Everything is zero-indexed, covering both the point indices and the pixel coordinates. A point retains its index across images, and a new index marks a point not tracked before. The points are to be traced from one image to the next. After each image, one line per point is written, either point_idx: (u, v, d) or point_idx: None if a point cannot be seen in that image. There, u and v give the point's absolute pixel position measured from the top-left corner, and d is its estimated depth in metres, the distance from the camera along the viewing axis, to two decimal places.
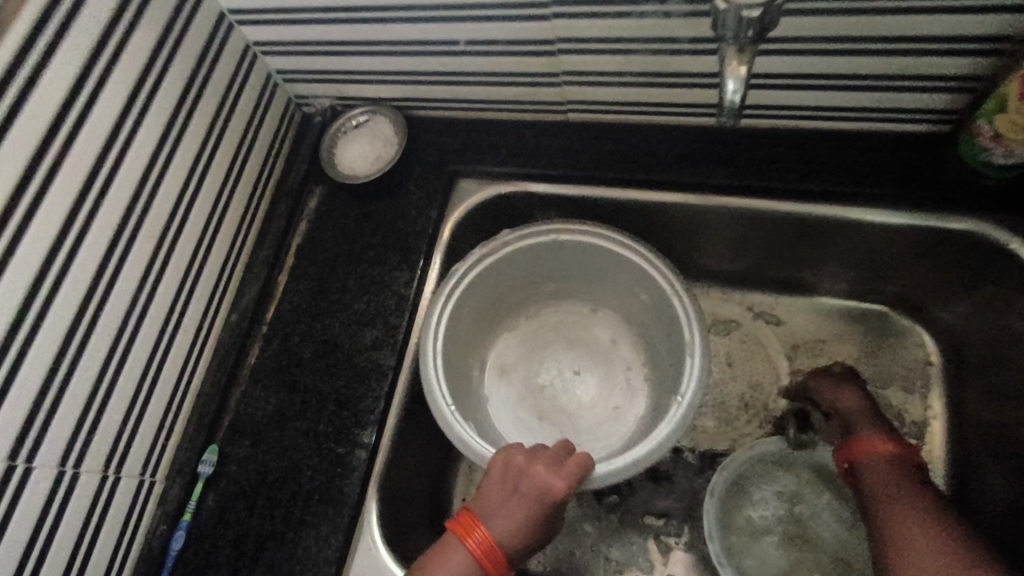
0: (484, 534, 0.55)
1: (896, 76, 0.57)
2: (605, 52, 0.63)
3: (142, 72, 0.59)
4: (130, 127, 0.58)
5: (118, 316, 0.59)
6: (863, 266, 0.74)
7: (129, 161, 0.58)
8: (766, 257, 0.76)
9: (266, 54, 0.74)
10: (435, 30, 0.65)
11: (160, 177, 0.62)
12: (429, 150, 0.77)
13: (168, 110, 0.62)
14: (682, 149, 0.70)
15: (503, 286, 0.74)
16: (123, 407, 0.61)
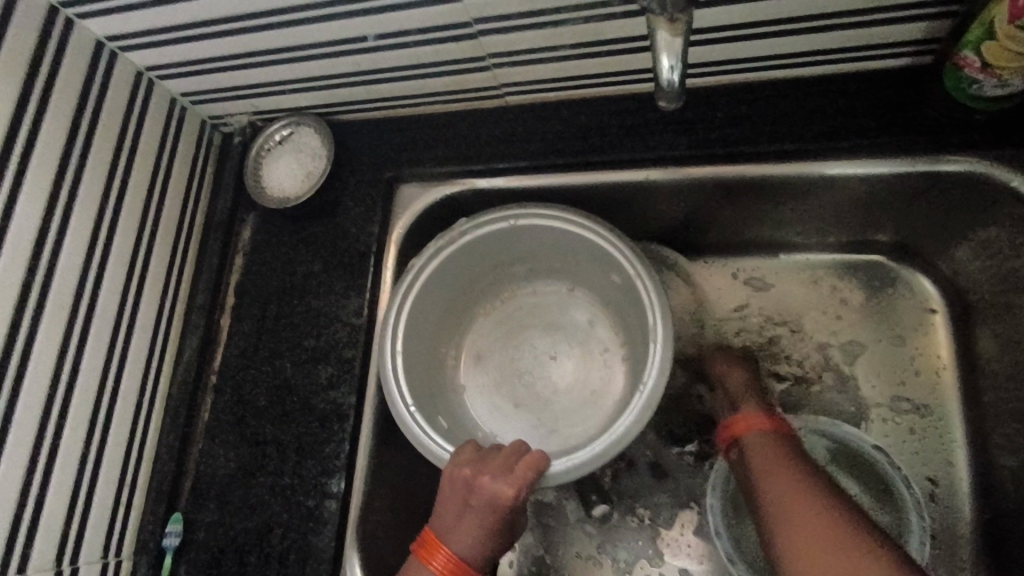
0: (448, 554, 0.52)
1: (860, 11, 0.50)
2: (530, 28, 0.55)
3: (8, 128, 0.52)
4: (8, 192, 0.52)
5: (39, 401, 0.54)
6: (852, 217, 0.66)
7: (13, 230, 0.52)
8: (740, 214, 0.67)
9: (164, 78, 0.67)
10: (337, 28, 0.58)
11: (60, 238, 0.56)
12: (363, 158, 0.70)
13: (53, 163, 0.56)
14: (635, 121, 0.63)
15: (463, 277, 0.67)
16: (66, 494, 0.56)
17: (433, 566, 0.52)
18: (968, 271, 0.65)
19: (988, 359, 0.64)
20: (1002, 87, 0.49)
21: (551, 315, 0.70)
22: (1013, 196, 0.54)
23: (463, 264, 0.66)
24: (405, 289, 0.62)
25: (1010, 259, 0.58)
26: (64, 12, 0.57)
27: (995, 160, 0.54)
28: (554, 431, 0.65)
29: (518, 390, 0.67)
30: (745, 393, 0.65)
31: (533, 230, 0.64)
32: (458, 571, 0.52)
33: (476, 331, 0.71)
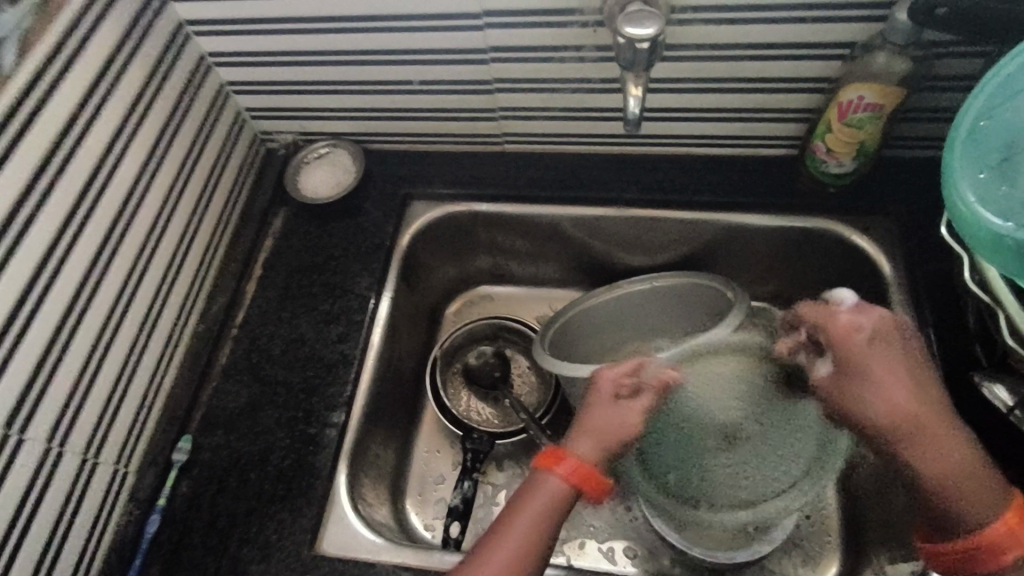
0: (578, 459, 0.58)
1: (753, 109, 0.75)
2: (534, 91, 0.77)
3: (135, 98, 0.67)
4: (121, 143, 0.66)
5: (102, 311, 0.64)
6: (759, 267, 0.86)
7: (117, 173, 0.65)
8: (787, 281, 0.87)
9: (238, 93, 0.84)
10: (391, 72, 0.78)
11: (146, 189, 0.70)
12: (385, 178, 0.89)
13: (154, 132, 0.70)
14: (599, 173, 0.85)
15: (605, 336, 0.88)
16: (103, 397, 0.65)
17: (557, 472, 0.58)
18: (833, 305, 0.85)
19: None
20: (843, 166, 0.74)
21: None
22: (852, 246, 0.78)
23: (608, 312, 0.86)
24: (552, 322, 0.85)
25: (857, 295, 0.80)
26: (185, 30, 0.75)
27: (840, 220, 0.78)
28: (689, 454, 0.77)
29: None
30: (884, 400, 0.54)
31: (654, 300, 0.86)
32: (587, 473, 0.57)
33: None
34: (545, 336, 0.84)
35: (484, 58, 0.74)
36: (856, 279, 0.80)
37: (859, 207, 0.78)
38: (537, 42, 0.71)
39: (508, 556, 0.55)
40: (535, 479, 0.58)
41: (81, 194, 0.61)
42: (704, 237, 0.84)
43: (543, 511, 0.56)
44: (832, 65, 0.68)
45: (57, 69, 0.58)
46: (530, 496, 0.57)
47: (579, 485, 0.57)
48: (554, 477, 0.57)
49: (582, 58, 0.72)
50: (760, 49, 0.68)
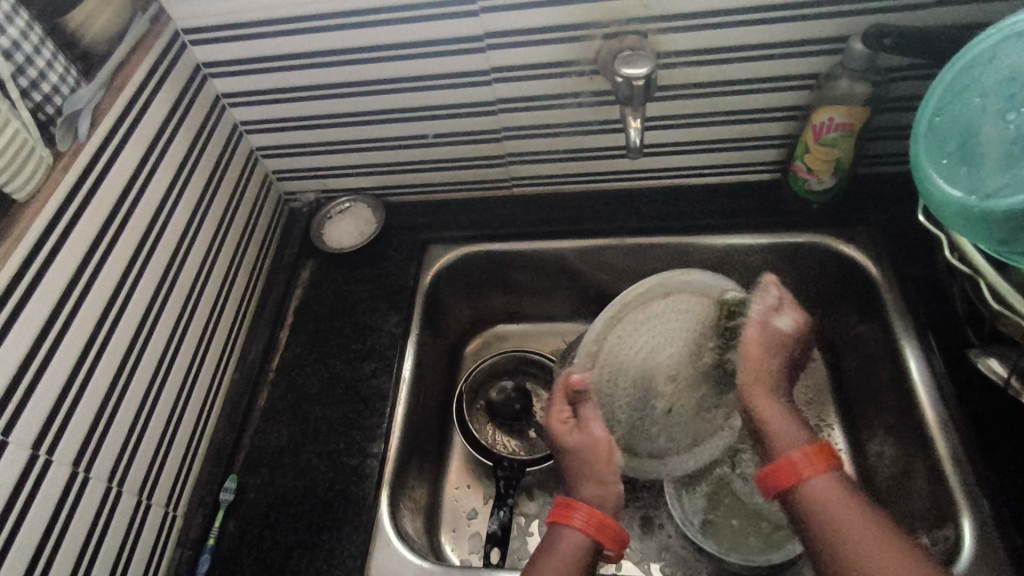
0: (587, 509, 0.65)
1: (738, 138, 0.83)
2: (538, 136, 0.86)
3: (182, 162, 0.74)
4: (171, 202, 0.72)
5: (155, 355, 0.68)
6: (759, 285, 0.93)
7: (168, 228, 0.71)
8: (789, 296, 0.93)
9: (266, 157, 0.92)
10: (409, 128, 0.86)
11: (191, 243, 0.75)
12: (403, 227, 0.95)
13: (198, 192, 0.77)
14: (602, 209, 0.93)
15: None
16: (157, 439, 0.68)
17: (574, 524, 0.65)
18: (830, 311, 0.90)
19: (851, 381, 0.88)
20: (824, 182, 0.81)
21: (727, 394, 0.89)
22: (842, 256, 0.84)
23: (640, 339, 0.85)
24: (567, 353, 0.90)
25: (850, 303, 0.86)
26: (221, 103, 0.83)
27: (828, 233, 0.85)
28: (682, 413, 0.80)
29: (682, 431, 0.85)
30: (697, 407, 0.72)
31: None
32: (601, 522, 0.65)
33: None
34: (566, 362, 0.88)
35: (493, 108, 0.82)
36: (849, 288, 0.86)
37: (841, 220, 0.85)
38: (541, 91, 0.79)
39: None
40: (552, 534, 0.65)
41: (140, 246, 0.67)
42: (705, 261, 0.90)
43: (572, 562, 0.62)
44: (803, 94, 0.77)
45: (120, 135, 0.65)
46: (556, 546, 0.64)
47: (599, 534, 0.64)
48: (572, 529, 0.64)
49: (581, 103, 0.80)
50: (739, 85, 0.76)
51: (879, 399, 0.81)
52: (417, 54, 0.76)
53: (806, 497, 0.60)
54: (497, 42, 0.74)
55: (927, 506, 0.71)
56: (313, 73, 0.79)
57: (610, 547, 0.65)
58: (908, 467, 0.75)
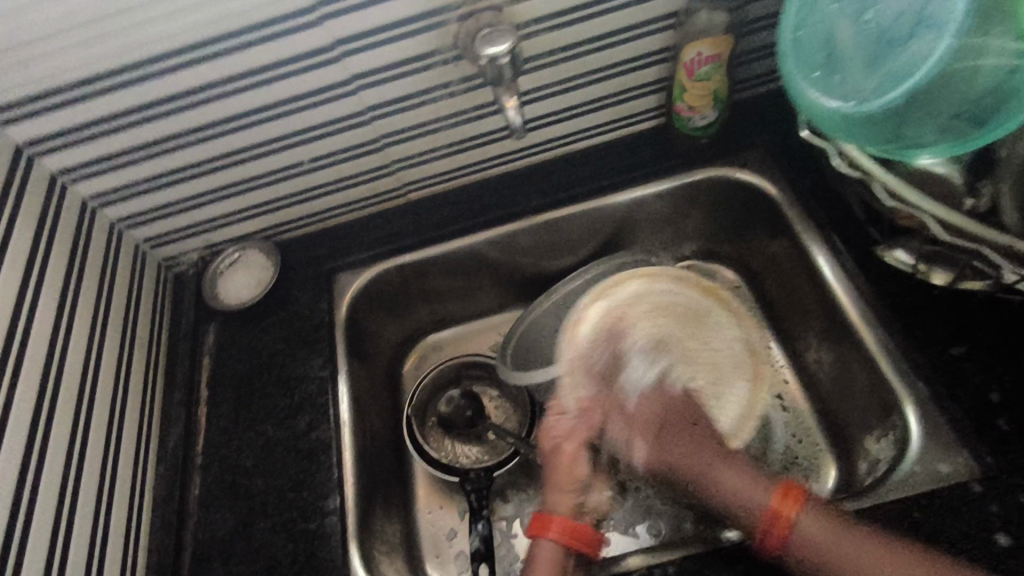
0: (562, 518, 0.62)
1: (615, 91, 0.82)
2: (417, 137, 0.81)
3: (29, 257, 0.65)
4: (29, 305, 0.64)
5: (56, 477, 0.60)
6: (671, 228, 0.93)
7: (33, 335, 0.63)
8: (701, 232, 0.94)
9: (131, 227, 0.83)
10: (279, 158, 0.79)
11: (65, 345, 0.67)
12: (303, 263, 0.89)
13: (58, 285, 0.68)
14: (501, 193, 0.90)
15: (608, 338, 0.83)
16: (82, 565, 0.61)
17: (552, 536, 0.61)
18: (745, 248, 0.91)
19: (778, 299, 0.90)
20: (706, 117, 0.82)
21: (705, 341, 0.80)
22: (739, 182, 0.85)
23: (613, 331, 0.77)
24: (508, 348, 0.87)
25: (758, 224, 0.88)
26: (61, 181, 0.74)
27: (721, 164, 0.86)
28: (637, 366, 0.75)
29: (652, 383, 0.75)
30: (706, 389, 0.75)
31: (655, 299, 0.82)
32: (579, 529, 0.61)
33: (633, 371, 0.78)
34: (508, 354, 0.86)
35: (362, 119, 0.77)
36: (754, 210, 0.87)
37: (730, 149, 0.87)
38: (407, 90, 0.75)
39: None
40: (534, 555, 0.62)
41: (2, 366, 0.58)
42: (616, 220, 0.89)
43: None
44: (663, 35, 0.76)
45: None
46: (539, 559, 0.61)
47: (575, 542, 0.61)
48: (550, 541, 0.61)
49: (452, 93, 0.77)
50: (600, 40, 0.75)
51: (806, 310, 0.84)
52: (263, 79, 0.70)
53: (810, 546, 0.54)
54: (345, 45, 0.69)
55: (874, 405, 0.72)
56: (156, 127, 0.72)
57: (588, 550, 0.62)
58: (847, 371, 0.77)
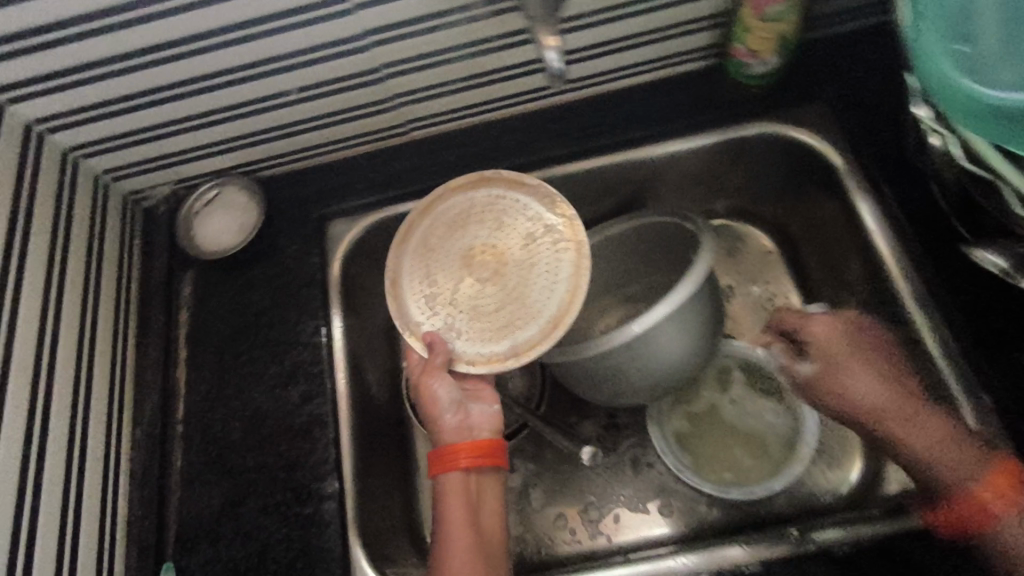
0: (469, 444, 0.64)
1: (667, 27, 0.70)
2: (435, 46, 0.65)
3: None
4: None
5: (19, 441, 0.54)
6: (704, 184, 0.83)
7: None
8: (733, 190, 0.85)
9: (56, 130, 0.66)
10: (265, 86, 0.66)
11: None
12: (288, 205, 0.78)
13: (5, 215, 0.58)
14: (524, 136, 0.78)
15: (452, 252, 0.71)
16: (56, 536, 0.56)
17: (460, 466, 0.63)
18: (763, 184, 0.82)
19: (812, 262, 0.83)
20: (766, 66, 0.69)
21: (518, 227, 0.70)
22: (794, 143, 0.74)
23: (421, 266, 0.71)
24: (436, 277, 0.70)
25: (807, 187, 0.78)
26: (37, 129, 0.65)
27: (774, 119, 0.75)
28: (473, 302, 0.68)
29: (493, 296, 0.68)
30: (505, 269, 0.69)
31: (507, 206, 0.71)
32: (482, 446, 0.64)
33: (471, 289, 0.69)
34: (394, 289, 0.70)
35: (364, 44, 0.63)
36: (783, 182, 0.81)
37: (790, 100, 0.75)
38: (417, 13, 0.61)
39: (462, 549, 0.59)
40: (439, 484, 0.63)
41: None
42: (637, 175, 0.78)
43: (466, 500, 0.62)
44: None
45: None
46: (448, 497, 0.62)
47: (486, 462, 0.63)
48: (456, 473, 0.63)
49: (472, 18, 0.63)
50: None
51: (849, 282, 0.77)
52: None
53: None
54: None
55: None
56: (100, 42, 0.58)
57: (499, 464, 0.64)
58: None
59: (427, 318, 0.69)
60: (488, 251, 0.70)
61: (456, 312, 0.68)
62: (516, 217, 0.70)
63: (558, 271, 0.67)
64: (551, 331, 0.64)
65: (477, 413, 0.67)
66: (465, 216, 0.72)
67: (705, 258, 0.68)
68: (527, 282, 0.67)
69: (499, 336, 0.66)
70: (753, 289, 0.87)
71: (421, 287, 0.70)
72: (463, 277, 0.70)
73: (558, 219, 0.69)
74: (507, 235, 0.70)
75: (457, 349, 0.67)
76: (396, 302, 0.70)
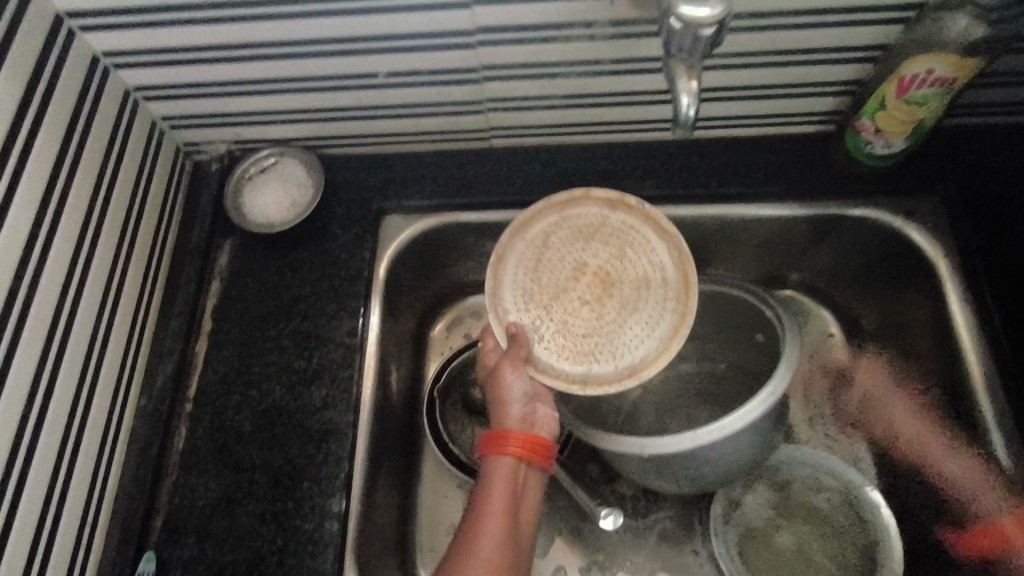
0: (522, 434, 0.59)
1: (791, 85, 0.64)
2: (538, 56, 0.60)
3: (18, 112, 0.50)
4: (29, 127, 0.51)
5: (21, 397, 0.49)
6: (782, 254, 0.76)
7: (28, 178, 0.51)
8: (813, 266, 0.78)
9: (122, 67, 0.61)
10: (353, 63, 0.61)
11: (46, 100, 0.53)
12: (345, 190, 0.73)
13: (56, 148, 0.54)
14: (608, 165, 0.72)
15: (563, 256, 0.66)
16: (40, 504, 0.52)
17: (509, 451, 0.58)
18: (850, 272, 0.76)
19: (882, 370, 0.75)
20: (890, 148, 0.64)
21: (638, 264, 0.65)
22: (898, 236, 0.68)
23: (532, 251, 0.66)
24: (542, 274, 0.66)
25: (897, 286, 0.71)
26: (103, 62, 0.60)
27: (879, 206, 0.69)
28: (566, 316, 0.64)
29: (585, 320, 0.64)
30: (609, 301, 0.64)
31: (630, 236, 0.65)
32: (535, 442, 0.59)
33: (568, 303, 0.65)
34: (497, 267, 0.65)
35: (470, 40, 0.59)
36: (872, 273, 0.74)
37: (903, 189, 0.68)
38: (534, 19, 0.56)
39: (497, 544, 0.53)
40: (485, 470, 0.58)
41: (20, 112, 0.50)
42: (716, 231, 0.72)
43: (510, 491, 0.57)
44: (896, 15, 0.56)
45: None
46: (493, 481, 0.57)
47: (533, 457, 0.59)
48: (505, 460, 0.58)
49: (591, 36, 0.58)
50: (793, 16, 0.56)
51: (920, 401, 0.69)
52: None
53: None
54: None
55: None
56: None
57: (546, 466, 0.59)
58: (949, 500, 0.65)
59: (517, 312, 0.65)
60: (599, 272, 0.65)
61: (545, 317, 0.64)
62: (635, 253, 0.65)
63: (653, 330, 0.63)
64: (624, 379, 0.62)
65: (542, 414, 0.61)
66: (575, 230, 0.66)
67: (787, 374, 0.60)
68: (622, 323, 0.64)
69: (572, 360, 0.63)
70: (810, 373, 0.80)
71: (526, 278, 0.65)
72: (568, 287, 0.65)
73: (678, 276, 0.64)
74: (626, 267, 0.65)
75: (535, 354, 0.63)
76: (497, 279, 0.65)
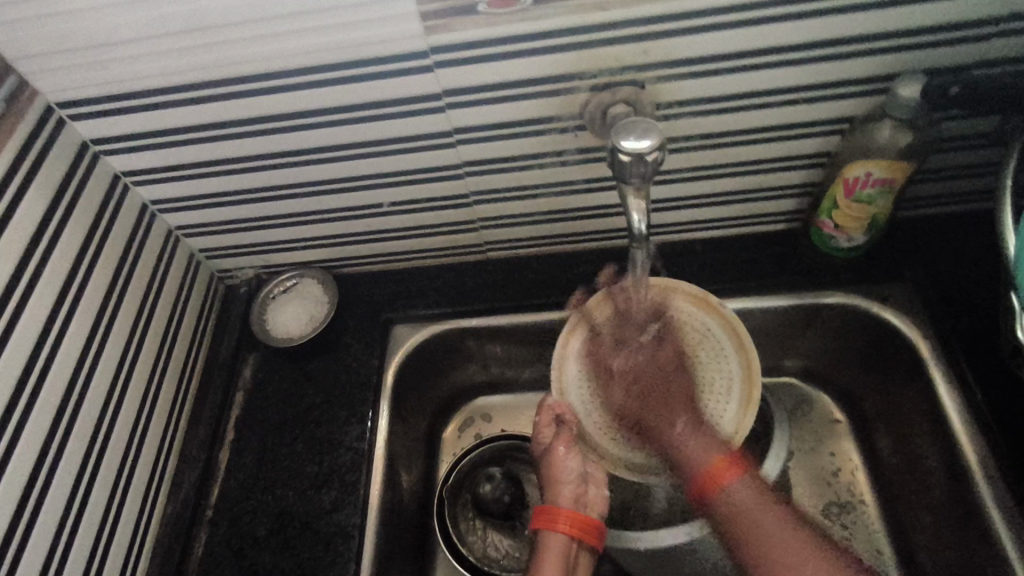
0: (571, 510, 0.62)
1: (753, 191, 0.70)
2: (520, 181, 0.69)
3: (78, 259, 0.59)
4: (86, 268, 0.60)
5: (58, 510, 0.54)
6: (769, 343, 0.80)
7: (81, 313, 0.59)
8: (803, 352, 0.80)
9: (165, 211, 0.72)
10: (361, 197, 0.71)
11: (101, 245, 0.62)
12: (358, 304, 0.81)
13: (106, 284, 0.62)
14: (595, 270, 0.78)
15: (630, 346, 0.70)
16: None
17: (560, 529, 0.62)
18: (841, 356, 0.78)
19: (886, 453, 0.75)
20: (853, 242, 0.69)
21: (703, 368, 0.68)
22: (879, 321, 0.71)
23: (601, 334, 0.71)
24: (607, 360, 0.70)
25: (886, 368, 0.73)
26: (150, 209, 0.71)
27: (854, 292, 0.72)
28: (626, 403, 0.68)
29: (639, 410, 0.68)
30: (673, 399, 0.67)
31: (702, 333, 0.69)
32: (583, 519, 0.62)
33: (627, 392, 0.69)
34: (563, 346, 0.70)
35: (459, 172, 0.67)
36: (863, 355, 0.76)
37: (876, 276, 0.72)
38: (513, 152, 0.65)
39: None
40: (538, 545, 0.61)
41: (80, 257, 0.59)
42: None
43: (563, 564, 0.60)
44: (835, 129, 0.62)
45: (34, 154, 0.56)
46: (546, 555, 0.60)
47: (581, 535, 0.62)
48: (556, 535, 0.61)
49: (564, 162, 0.66)
50: (741, 136, 0.63)
51: (926, 485, 0.69)
52: (349, 121, 0.61)
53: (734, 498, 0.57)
54: (456, 88, 0.58)
55: None
56: (221, 146, 0.64)
57: (594, 545, 0.62)
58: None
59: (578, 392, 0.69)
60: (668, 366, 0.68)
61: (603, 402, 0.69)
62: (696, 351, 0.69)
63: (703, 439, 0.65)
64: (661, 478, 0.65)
65: (592, 493, 0.65)
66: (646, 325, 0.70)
67: None
68: None
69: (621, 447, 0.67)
70: (817, 458, 0.80)
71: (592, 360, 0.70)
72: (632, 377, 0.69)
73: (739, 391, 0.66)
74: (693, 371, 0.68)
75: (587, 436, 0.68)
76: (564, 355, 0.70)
